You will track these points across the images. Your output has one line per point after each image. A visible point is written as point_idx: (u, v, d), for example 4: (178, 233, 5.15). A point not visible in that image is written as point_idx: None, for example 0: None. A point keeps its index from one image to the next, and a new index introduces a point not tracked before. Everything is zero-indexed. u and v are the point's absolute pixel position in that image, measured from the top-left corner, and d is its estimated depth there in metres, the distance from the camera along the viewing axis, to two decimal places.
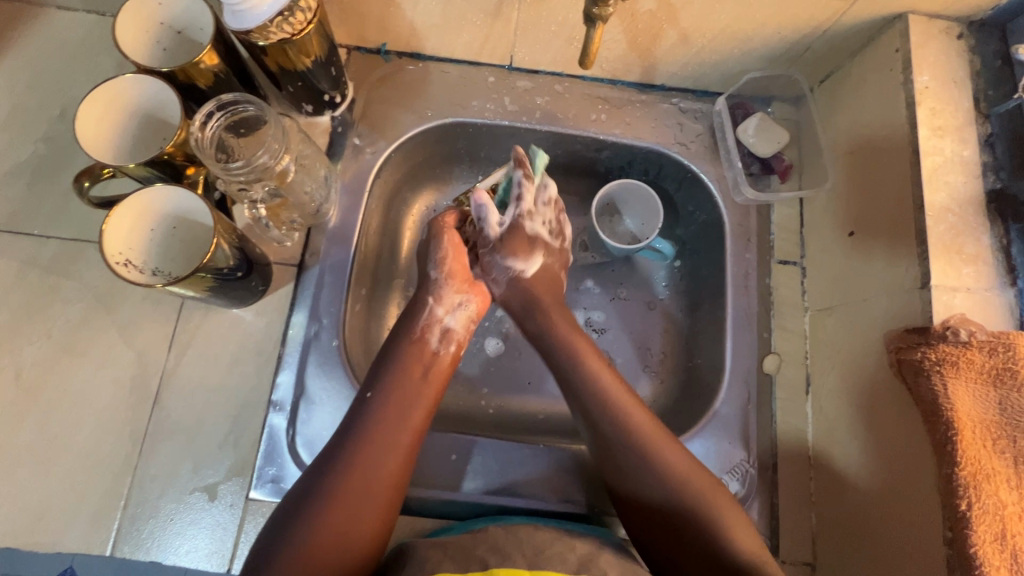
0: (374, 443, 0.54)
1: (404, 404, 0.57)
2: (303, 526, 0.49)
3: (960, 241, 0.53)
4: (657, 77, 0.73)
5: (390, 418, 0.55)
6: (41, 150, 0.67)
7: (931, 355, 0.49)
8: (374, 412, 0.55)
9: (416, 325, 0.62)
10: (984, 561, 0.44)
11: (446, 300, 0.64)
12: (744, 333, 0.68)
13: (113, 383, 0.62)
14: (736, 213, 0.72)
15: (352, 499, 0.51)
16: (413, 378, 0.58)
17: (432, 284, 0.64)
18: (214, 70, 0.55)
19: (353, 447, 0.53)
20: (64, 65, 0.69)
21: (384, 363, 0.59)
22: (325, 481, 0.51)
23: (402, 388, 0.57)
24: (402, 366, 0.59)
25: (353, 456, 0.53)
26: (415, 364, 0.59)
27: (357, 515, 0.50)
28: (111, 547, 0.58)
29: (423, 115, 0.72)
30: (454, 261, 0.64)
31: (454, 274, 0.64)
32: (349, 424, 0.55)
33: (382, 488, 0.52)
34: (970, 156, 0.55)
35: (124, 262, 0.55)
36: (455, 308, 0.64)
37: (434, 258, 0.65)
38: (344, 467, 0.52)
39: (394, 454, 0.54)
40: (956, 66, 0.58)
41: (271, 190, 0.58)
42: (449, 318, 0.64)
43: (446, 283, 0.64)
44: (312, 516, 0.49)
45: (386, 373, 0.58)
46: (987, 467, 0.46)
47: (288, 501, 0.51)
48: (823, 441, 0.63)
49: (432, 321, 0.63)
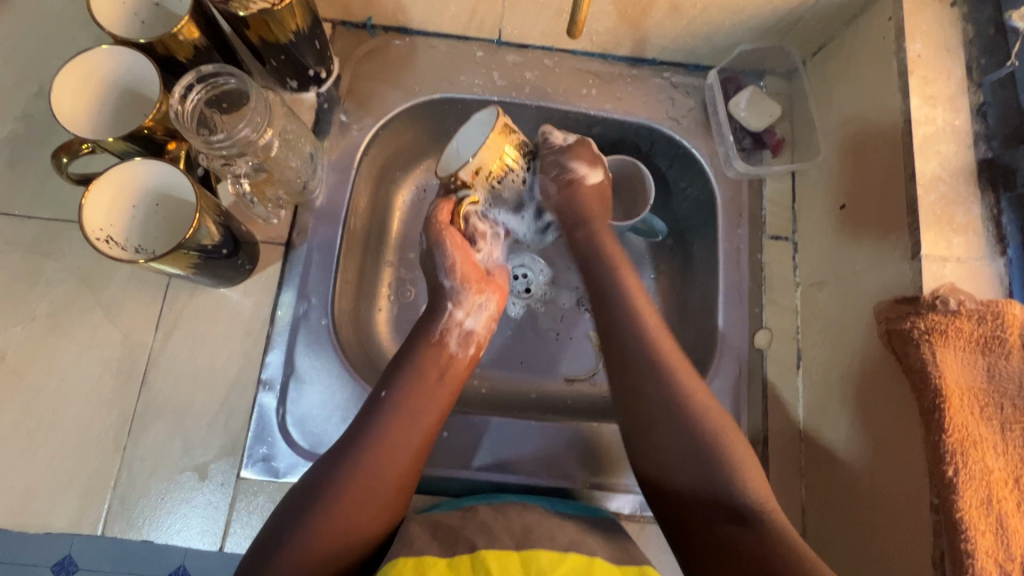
0: (388, 443, 0.53)
1: (421, 406, 0.56)
2: (311, 521, 0.49)
3: (951, 210, 0.52)
4: (648, 50, 0.72)
5: (405, 419, 0.55)
6: (19, 128, 0.65)
7: (921, 323, 0.49)
8: (390, 412, 0.55)
9: (435, 327, 0.60)
10: (970, 525, 0.44)
11: (466, 303, 0.61)
12: (735, 308, 0.68)
13: (99, 364, 0.61)
14: (728, 188, 0.71)
15: (359, 494, 0.51)
16: (429, 377, 0.57)
17: (449, 292, 0.61)
18: (195, 44, 0.54)
19: (366, 446, 0.53)
20: (41, 40, 0.67)
21: (402, 362, 0.58)
22: (335, 477, 0.51)
23: (417, 389, 0.56)
24: (419, 366, 0.58)
25: (365, 455, 0.52)
26: (433, 366, 0.58)
27: (365, 514, 0.50)
28: (102, 527, 0.57)
29: (411, 91, 0.71)
30: (466, 263, 0.61)
31: (470, 275, 0.61)
32: (363, 420, 0.55)
33: (392, 487, 0.52)
34: (962, 125, 0.54)
35: (106, 238, 0.54)
36: (476, 310, 0.62)
37: (444, 267, 0.61)
38: (354, 462, 0.52)
39: (406, 454, 0.54)
40: (949, 33, 0.57)
41: (255, 165, 0.57)
42: (469, 320, 0.61)
43: (464, 288, 0.61)
44: (319, 511, 0.49)
45: (403, 371, 0.57)
46: (975, 433, 0.46)
47: (296, 493, 0.51)
48: (813, 414, 0.64)
49: (450, 325, 0.61)
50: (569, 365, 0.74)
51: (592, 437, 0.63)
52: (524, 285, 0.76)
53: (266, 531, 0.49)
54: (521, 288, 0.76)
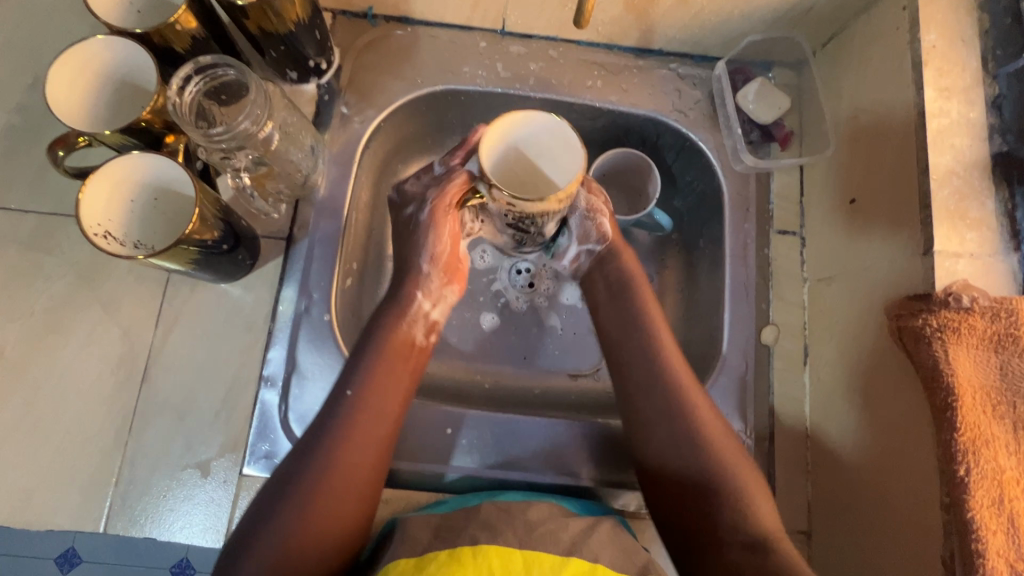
0: (348, 447, 0.50)
1: (383, 396, 0.53)
2: (277, 534, 0.46)
3: (965, 205, 0.51)
4: (655, 41, 0.70)
5: (368, 413, 0.52)
6: (15, 121, 0.64)
7: (933, 321, 0.48)
8: (354, 407, 0.51)
9: (400, 318, 0.56)
10: (981, 525, 0.44)
11: (434, 293, 0.57)
12: (742, 304, 0.67)
13: (99, 361, 0.60)
14: (735, 182, 0.70)
15: (323, 509, 0.48)
16: (394, 373, 0.54)
17: (420, 278, 0.57)
18: (192, 34, 0.53)
19: (328, 442, 0.50)
20: (36, 30, 0.66)
21: (362, 351, 0.54)
22: (298, 476, 0.48)
23: (381, 380, 0.53)
24: (384, 356, 0.54)
25: (327, 452, 0.49)
26: (398, 355, 0.55)
27: (334, 512, 0.48)
28: (104, 524, 0.57)
29: (413, 82, 0.69)
30: (444, 247, 0.57)
31: (440, 265, 0.57)
32: (322, 423, 0.51)
33: (359, 483, 0.50)
34: (977, 118, 0.53)
35: (103, 234, 0.53)
36: (442, 299, 0.58)
37: (425, 249, 0.56)
38: (315, 473, 0.48)
39: (372, 448, 0.51)
40: (964, 23, 0.55)
41: (255, 158, 0.56)
42: (436, 310, 0.58)
43: (433, 275, 0.57)
44: (286, 513, 0.47)
45: (364, 369, 0.53)
46: (987, 433, 0.45)
47: (263, 495, 0.49)
48: (820, 411, 0.63)
49: (417, 314, 0.57)
50: (572, 361, 0.73)
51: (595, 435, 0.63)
52: (528, 280, 0.75)
53: (239, 532, 0.47)
54: (526, 283, 0.75)
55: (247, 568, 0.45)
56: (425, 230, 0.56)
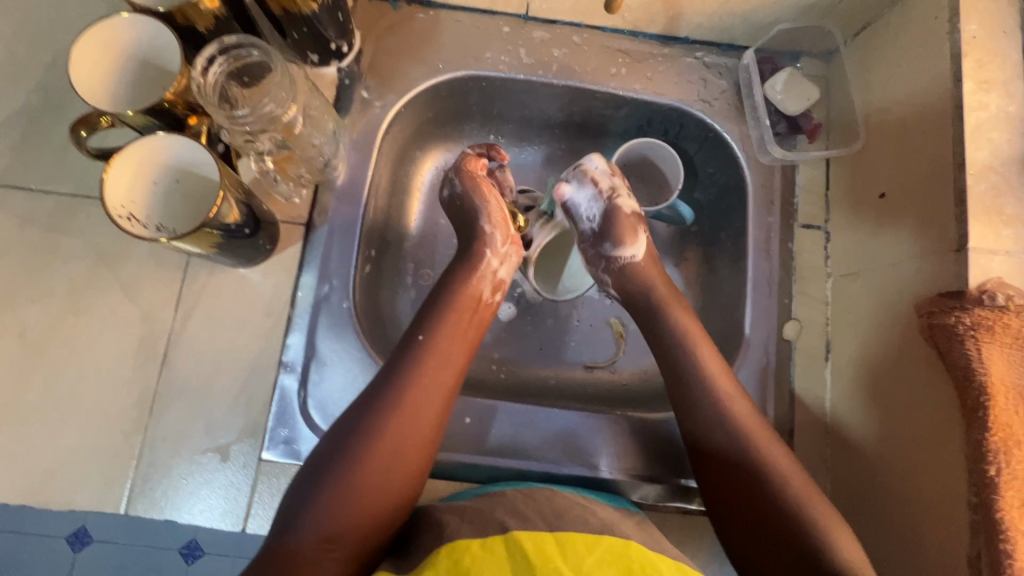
0: (420, 383, 0.54)
1: (449, 347, 0.57)
2: (356, 457, 0.50)
3: (1001, 201, 0.50)
4: (681, 29, 0.69)
5: (435, 362, 0.55)
6: (33, 101, 0.63)
7: (966, 319, 0.47)
8: (424, 355, 0.55)
9: (470, 274, 0.61)
10: (1011, 525, 0.43)
11: (499, 251, 0.63)
12: (765, 298, 0.66)
13: (120, 343, 0.60)
14: (760, 174, 0.69)
15: (397, 436, 0.51)
16: (462, 321, 0.58)
17: (486, 237, 0.62)
18: (215, 13, 0.52)
19: (398, 385, 0.53)
20: (55, 9, 0.65)
21: (431, 304, 0.59)
22: (371, 414, 0.52)
23: (447, 331, 0.57)
24: (454, 307, 0.59)
25: (398, 393, 0.53)
26: (464, 307, 0.59)
27: (400, 448, 0.51)
28: (125, 506, 0.57)
29: (435, 67, 0.68)
30: (500, 211, 0.64)
31: (500, 226, 0.63)
32: (395, 362, 0.55)
33: (427, 427, 0.53)
34: (1016, 111, 0.52)
35: (127, 216, 0.53)
36: (508, 260, 0.63)
37: (483, 212, 0.63)
38: (390, 404, 0.52)
39: (438, 394, 0.54)
40: (1006, 13, 0.54)
41: (278, 142, 0.56)
42: (502, 268, 0.63)
43: (496, 233, 0.63)
44: (357, 446, 0.50)
45: (434, 315, 0.58)
46: (1019, 434, 0.45)
47: (334, 432, 0.52)
48: (841, 407, 0.63)
49: (485, 272, 0.61)
50: (589, 353, 0.73)
51: (616, 426, 0.62)
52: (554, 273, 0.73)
53: (305, 468, 0.50)
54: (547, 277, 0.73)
55: (330, 487, 0.48)
56: (474, 198, 0.63)
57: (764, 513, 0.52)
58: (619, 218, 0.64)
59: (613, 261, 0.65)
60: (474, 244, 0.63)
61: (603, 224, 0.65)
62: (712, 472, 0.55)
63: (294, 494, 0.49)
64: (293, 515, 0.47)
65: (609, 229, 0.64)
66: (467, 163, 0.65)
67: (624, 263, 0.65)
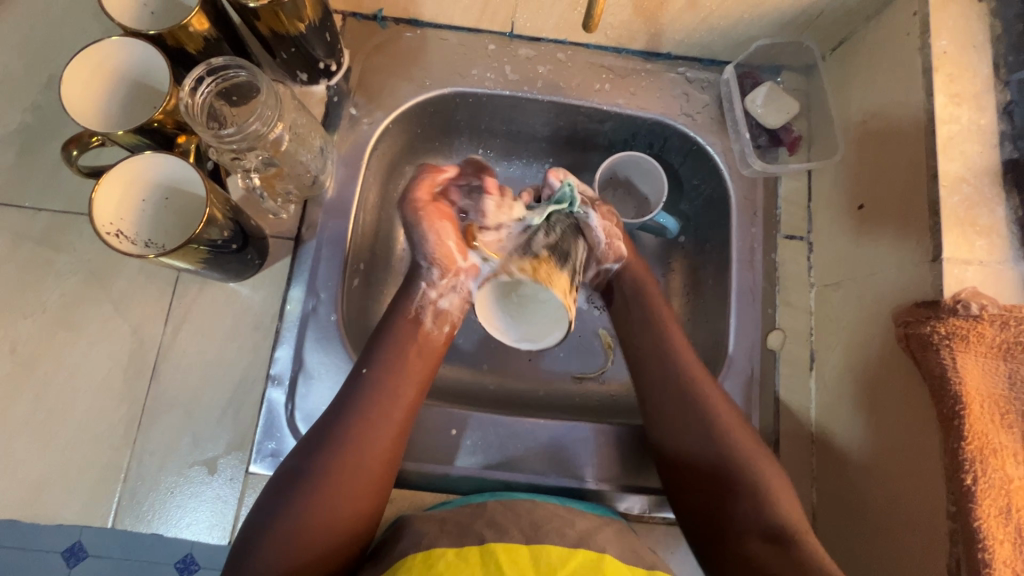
0: (366, 420, 0.54)
1: (398, 381, 0.57)
2: (301, 496, 0.50)
3: (975, 212, 0.51)
4: (663, 45, 0.70)
5: (383, 397, 0.55)
6: (29, 121, 0.65)
7: (941, 328, 0.47)
8: (368, 390, 0.55)
9: (410, 307, 0.61)
10: (988, 534, 0.44)
11: (440, 283, 0.61)
12: (749, 309, 0.67)
13: (109, 358, 0.61)
14: (743, 185, 0.70)
15: (344, 474, 0.52)
16: (410, 353, 0.59)
17: (423, 272, 0.61)
18: (204, 35, 0.53)
19: (347, 422, 0.54)
20: (51, 31, 0.67)
21: (380, 336, 0.59)
22: (321, 453, 0.52)
23: (397, 364, 0.57)
24: (402, 342, 0.59)
25: (347, 430, 0.53)
26: (410, 340, 0.59)
27: (350, 485, 0.52)
28: (113, 520, 0.58)
29: (422, 84, 0.70)
30: (441, 245, 0.60)
31: (440, 260, 0.60)
32: (342, 400, 0.55)
33: (375, 463, 0.53)
34: (987, 124, 0.53)
35: (116, 233, 0.54)
36: (450, 291, 0.61)
37: (424, 246, 0.61)
38: (337, 442, 0.53)
39: (387, 430, 0.55)
40: (976, 30, 0.55)
41: (265, 160, 0.57)
42: (442, 300, 0.61)
43: (437, 268, 0.61)
44: (305, 487, 0.51)
45: (382, 351, 0.58)
46: (995, 442, 0.45)
47: (285, 471, 0.52)
48: (825, 417, 0.63)
49: (424, 304, 0.61)
50: (577, 363, 0.73)
51: (602, 437, 0.63)
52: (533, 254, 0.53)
53: (255, 510, 0.50)
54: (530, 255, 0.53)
55: (276, 532, 0.49)
56: (418, 225, 0.61)
57: (736, 524, 0.54)
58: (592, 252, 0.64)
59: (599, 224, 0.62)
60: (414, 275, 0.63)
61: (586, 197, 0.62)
62: (678, 490, 0.57)
63: (243, 538, 0.49)
64: (242, 561, 0.48)
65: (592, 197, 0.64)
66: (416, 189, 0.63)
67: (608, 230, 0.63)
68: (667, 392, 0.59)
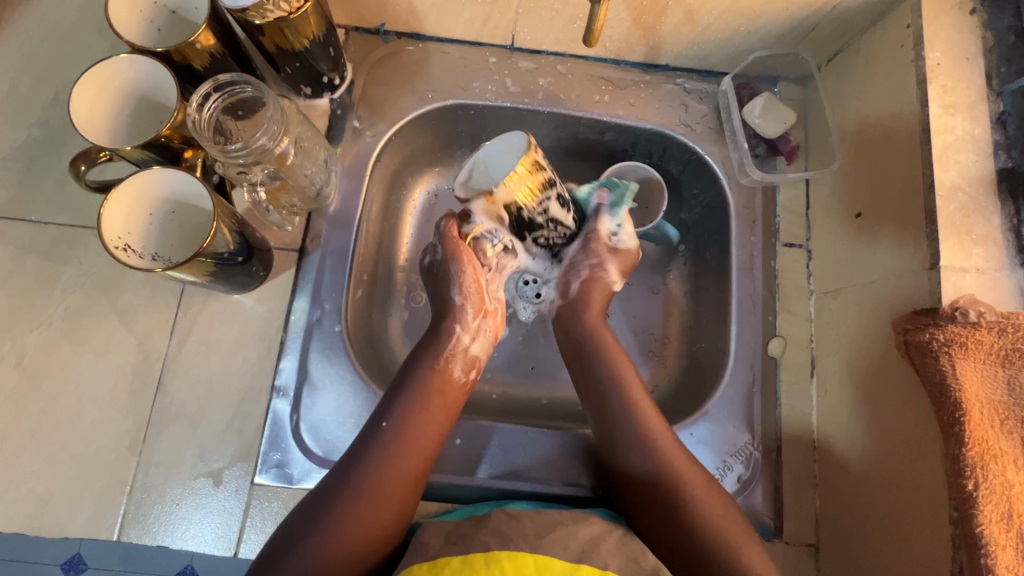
0: (388, 469, 0.54)
1: (420, 434, 0.57)
2: (314, 540, 0.49)
3: (971, 220, 0.52)
4: (662, 57, 0.71)
5: (405, 450, 0.55)
6: (36, 136, 0.65)
7: (940, 335, 0.48)
8: (389, 439, 0.55)
9: (438, 352, 0.62)
10: (990, 540, 0.44)
11: (471, 326, 0.64)
12: (749, 317, 0.67)
13: (115, 370, 0.61)
14: (742, 195, 0.71)
15: (360, 521, 0.51)
16: (432, 402, 0.59)
17: (456, 310, 0.63)
18: (211, 51, 0.54)
19: (364, 472, 0.53)
20: (58, 47, 0.67)
21: (401, 384, 0.59)
22: (336, 502, 0.51)
23: (416, 416, 0.57)
24: (423, 389, 0.59)
25: (365, 480, 0.53)
26: (433, 392, 0.59)
27: (367, 533, 0.51)
28: (118, 532, 0.58)
29: (424, 97, 0.70)
30: (476, 283, 0.64)
31: (471, 298, 0.64)
32: (361, 447, 0.55)
33: (390, 516, 0.53)
34: (981, 134, 0.54)
35: (124, 247, 0.54)
36: (479, 333, 0.64)
37: (456, 282, 0.63)
38: (355, 488, 0.52)
39: (405, 482, 0.54)
40: (968, 41, 0.56)
41: (271, 173, 0.57)
42: (473, 344, 0.64)
43: (469, 308, 0.64)
44: (319, 533, 0.49)
45: (404, 400, 0.58)
46: (995, 447, 0.46)
47: (299, 514, 0.51)
48: (826, 423, 0.63)
49: (456, 349, 0.62)
50: None
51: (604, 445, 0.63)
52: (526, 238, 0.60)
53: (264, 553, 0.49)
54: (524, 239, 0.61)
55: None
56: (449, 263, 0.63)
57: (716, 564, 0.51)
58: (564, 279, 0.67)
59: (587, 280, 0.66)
60: (441, 320, 0.64)
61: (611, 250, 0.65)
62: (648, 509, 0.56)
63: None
64: None
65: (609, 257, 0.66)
66: (452, 228, 0.63)
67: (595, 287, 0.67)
68: (627, 441, 0.59)
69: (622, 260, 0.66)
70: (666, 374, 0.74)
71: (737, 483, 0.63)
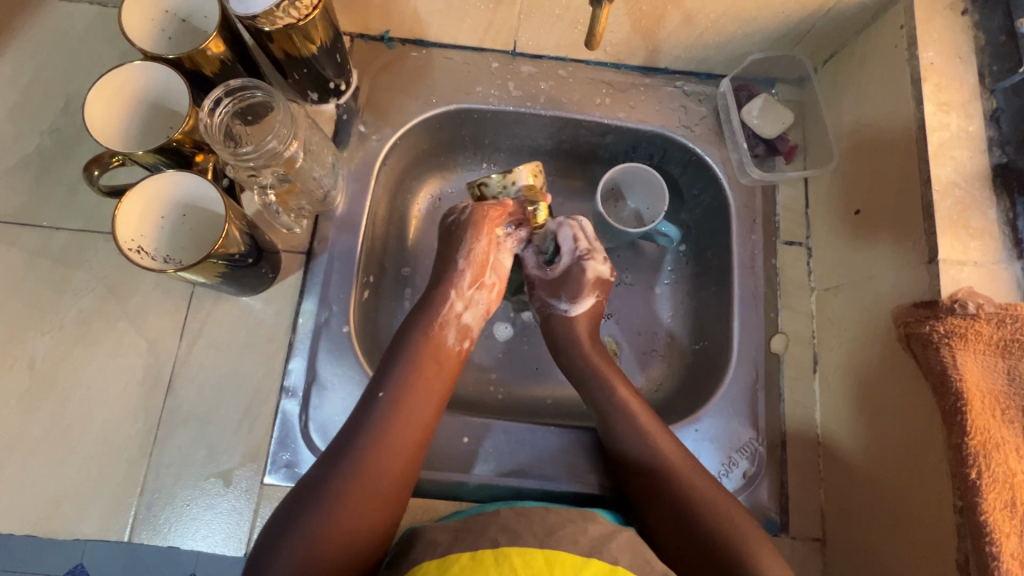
0: (388, 435, 0.55)
1: (420, 399, 0.58)
2: (317, 510, 0.50)
3: (967, 215, 0.53)
4: (661, 60, 0.73)
5: (401, 416, 0.56)
6: (47, 143, 0.67)
7: (940, 327, 0.49)
8: (386, 403, 0.56)
9: (432, 319, 0.63)
10: (994, 527, 0.45)
11: (465, 294, 0.65)
12: (752, 314, 0.68)
13: (126, 373, 0.62)
14: (742, 194, 0.72)
15: (363, 489, 0.52)
16: (428, 368, 0.60)
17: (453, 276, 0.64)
18: (221, 58, 0.56)
19: (365, 439, 0.54)
20: (68, 57, 0.69)
21: (396, 355, 0.60)
22: (337, 469, 0.52)
23: (414, 381, 0.58)
24: (418, 358, 0.60)
25: (365, 446, 0.54)
26: (429, 358, 0.60)
27: (372, 499, 0.52)
28: (129, 533, 0.58)
29: (428, 102, 0.72)
30: (484, 253, 0.65)
31: (474, 267, 0.65)
32: (359, 417, 0.56)
33: (392, 480, 0.53)
34: (976, 131, 0.55)
35: (137, 249, 0.55)
36: (473, 302, 0.65)
37: (466, 247, 0.65)
38: (357, 457, 0.53)
39: (404, 447, 0.55)
40: (961, 42, 0.57)
41: (280, 176, 0.59)
42: (466, 313, 0.65)
43: (468, 274, 0.65)
44: (327, 501, 0.50)
45: (400, 366, 0.59)
46: (997, 436, 0.46)
47: (302, 488, 0.52)
48: (830, 418, 0.64)
49: (449, 316, 0.63)
50: None
51: None
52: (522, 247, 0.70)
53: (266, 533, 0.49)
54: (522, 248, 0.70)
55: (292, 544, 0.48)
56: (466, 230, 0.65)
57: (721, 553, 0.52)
58: (577, 276, 0.68)
59: (552, 305, 0.69)
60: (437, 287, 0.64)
61: (565, 270, 0.68)
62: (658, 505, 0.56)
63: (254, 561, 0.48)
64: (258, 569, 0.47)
65: (567, 278, 0.68)
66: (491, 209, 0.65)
67: (555, 309, 0.69)
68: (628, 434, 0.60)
69: (575, 284, 0.68)
70: (669, 373, 0.74)
71: (743, 479, 0.64)
